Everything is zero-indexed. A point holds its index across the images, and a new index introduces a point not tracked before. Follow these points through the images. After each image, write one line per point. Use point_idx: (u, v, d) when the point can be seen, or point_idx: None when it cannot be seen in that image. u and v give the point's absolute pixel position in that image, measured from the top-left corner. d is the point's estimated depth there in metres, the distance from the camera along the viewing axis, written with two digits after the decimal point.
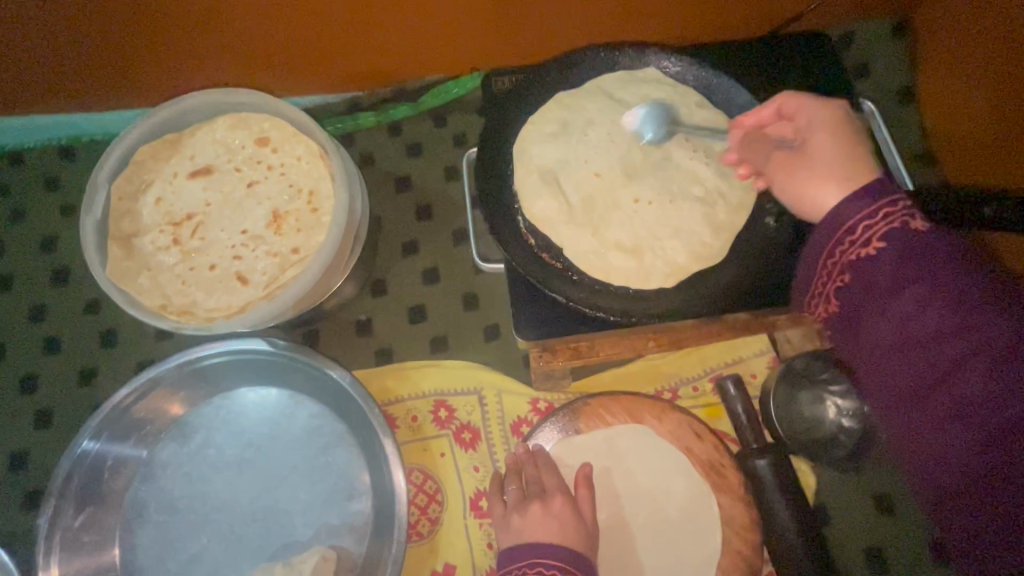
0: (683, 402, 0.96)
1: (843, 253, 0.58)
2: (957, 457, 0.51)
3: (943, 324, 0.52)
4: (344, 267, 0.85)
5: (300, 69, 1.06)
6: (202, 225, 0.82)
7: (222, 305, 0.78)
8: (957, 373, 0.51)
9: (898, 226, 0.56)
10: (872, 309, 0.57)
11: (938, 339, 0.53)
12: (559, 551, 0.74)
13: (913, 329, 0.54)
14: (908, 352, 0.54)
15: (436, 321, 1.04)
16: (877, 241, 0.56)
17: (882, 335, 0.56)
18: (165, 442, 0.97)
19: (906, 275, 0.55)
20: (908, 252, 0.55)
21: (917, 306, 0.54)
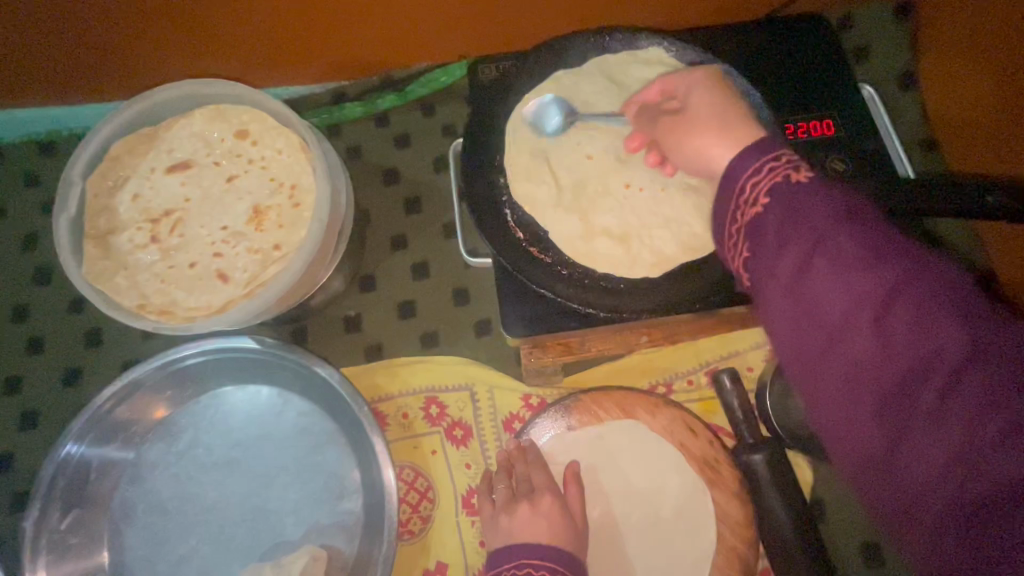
0: (678, 396, 0.94)
1: (739, 214, 0.54)
2: (871, 428, 0.45)
3: (836, 275, 0.47)
4: (329, 263, 0.83)
5: (282, 58, 1.03)
6: (181, 222, 0.80)
7: (202, 305, 0.75)
8: (859, 327, 0.46)
9: (782, 179, 0.52)
10: (763, 271, 0.52)
11: (832, 293, 0.47)
12: (547, 549, 0.73)
13: (806, 286, 0.48)
14: (812, 313, 0.48)
15: (426, 317, 1.02)
16: (762, 198, 0.52)
17: (775, 299, 0.51)
18: (151, 443, 0.96)
19: (790, 226, 0.50)
20: (793, 203, 0.50)
21: (806, 261, 0.48)
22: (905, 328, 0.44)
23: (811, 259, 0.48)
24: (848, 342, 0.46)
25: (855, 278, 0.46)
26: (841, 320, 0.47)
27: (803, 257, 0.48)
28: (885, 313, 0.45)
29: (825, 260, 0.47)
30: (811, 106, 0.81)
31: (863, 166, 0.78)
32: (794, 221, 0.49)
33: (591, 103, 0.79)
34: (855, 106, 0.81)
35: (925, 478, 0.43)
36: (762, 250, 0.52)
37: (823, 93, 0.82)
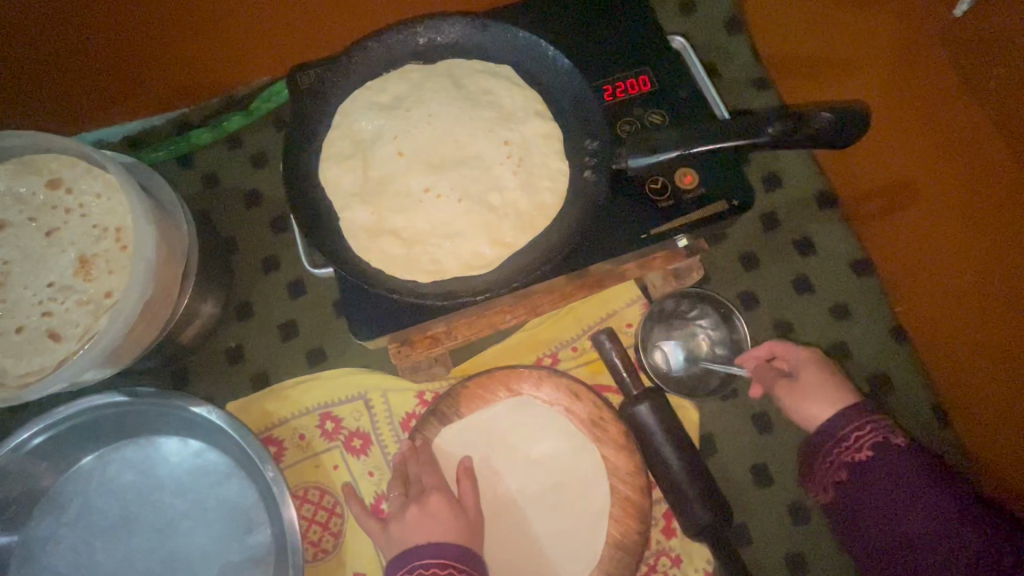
0: (565, 365, 0.97)
1: (840, 455, 0.77)
2: None
3: (911, 506, 0.72)
4: (172, 299, 0.81)
5: (103, 97, 0.98)
6: (1, 286, 0.75)
7: (36, 368, 0.72)
8: (911, 521, 0.72)
9: (877, 441, 0.75)
10: (887, 493, 0.73)
11: (897, 511, 0.73)
12: (438, 548, 0.74)
13: (889, 510, 0.73)
14: (897, 519, 0.73)
15: (311, 334, 1.01)
16: (865, 450, 0.75)
17: (888, 513, 0.73)
18: (38, 519, 0.91)
19: (885, 464, 0.74)
20: (893, 470, 0.74)
21: (899, 484, 0.73)
22: (931, 512, 0.71)
23: (907, 501, 0.73)
24: (903, 525, 0.72)
25: (909, 501, 0.73)
26: (903, 520, 0.73)
27: (895, 492, 0.73)
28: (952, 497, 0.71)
29: (903, 494, 0.73)
30: (624, 65, 0.82)
31: (677, 120, 0.79)
32: (886, 465, 0.74)
33: (411, 96, 0.79)
34: (666, 59, 0.82)
35: None
36: (883, 514, 0.74)
37: (637, 50, 0.83)
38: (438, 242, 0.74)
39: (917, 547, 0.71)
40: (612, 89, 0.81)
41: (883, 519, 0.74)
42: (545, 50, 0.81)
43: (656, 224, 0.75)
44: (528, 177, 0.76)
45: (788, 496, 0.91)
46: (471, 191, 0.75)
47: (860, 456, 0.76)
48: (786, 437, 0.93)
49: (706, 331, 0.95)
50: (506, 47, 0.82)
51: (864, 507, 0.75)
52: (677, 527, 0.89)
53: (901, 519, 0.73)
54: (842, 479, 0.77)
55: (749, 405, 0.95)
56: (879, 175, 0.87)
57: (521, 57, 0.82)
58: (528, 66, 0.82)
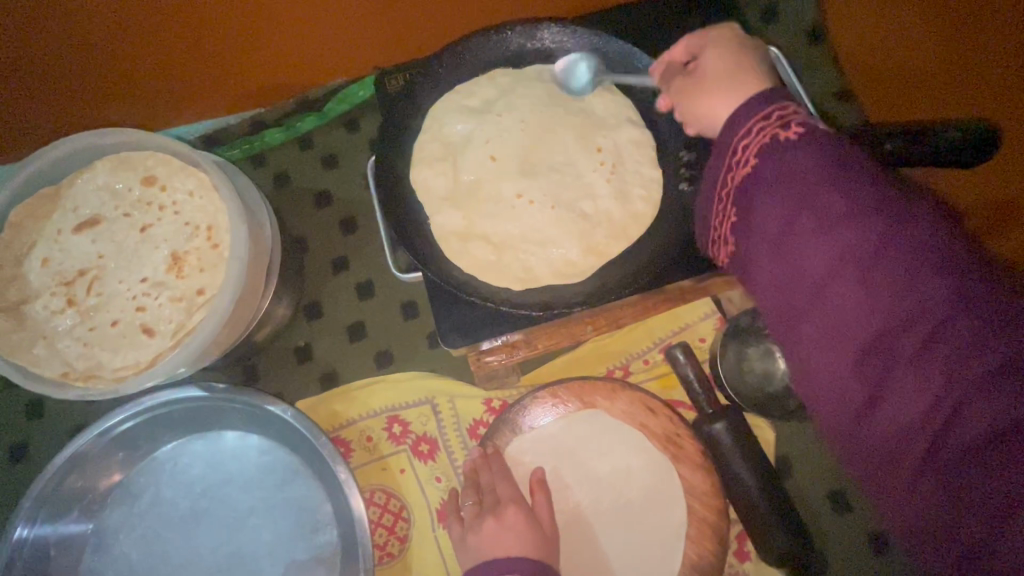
0: (636, 377, 0.95)
1: (731, 178, 0.57)
2: (849, 381, 0.47)
3: (829, 242, 0.48)
4: (258, 297, 0.82)
5: (187, 95, 0.99)
6: (97, 279, 0.77)
7: (131, 362, 0.73)
8: (830, 283, 0.48)
9: (771, 142, 0.54)
10: (760, 222, 0.54)
11: (812, 234, 0.49)
12: (513, 563, 0.73)
13: (792, 221, 0.51)
14: (810, 280, 0.50)
15: (378, 336, 1.01)
16: (752, 158, 0.55)
17: (823, 284, 0.49)
18: (112, 506, 0.93)
19: (796, 180, 0.51)
20: (818, 168, 0.50)
21: (820, 214, 0.49)
22: (888, 393, 0.45)
23: (812, 221, 0.49)
24: (817, 289, 0.49)
25: (820, 228, 0.49)
26: (811, 269, 0.49)
27: (812, 225, 0.49)
28: (913, 317, 0.43)
29: (818, 207, 0.49)
30: None
31: None
32: (823, 175, 0.50)
33: (501, 103, 0.78)
34: None
35: (940, 526, 0.42)
36: (762, 231, 0.54)
37: None
38: (527, 252, 0.73)
39: (853, 399, 0.47)
40: None
41: (776, 241, 0.52)
42: (637, 58, 0.80)
43: None
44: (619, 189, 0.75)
45: (869, 524, 0.88)
46: (561, 201, 0.75)
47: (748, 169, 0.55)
48: None
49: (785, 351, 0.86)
50: None
51: (746, 229, 0.56)
52: (751, 550, 0.87)
53: (808, 260, 0.49)
54: (741, 236, 0.57)
55: None
56: (964, 191, 0.81)
57: (611, 64, 0.81)
58: (618, 74, 0.81)
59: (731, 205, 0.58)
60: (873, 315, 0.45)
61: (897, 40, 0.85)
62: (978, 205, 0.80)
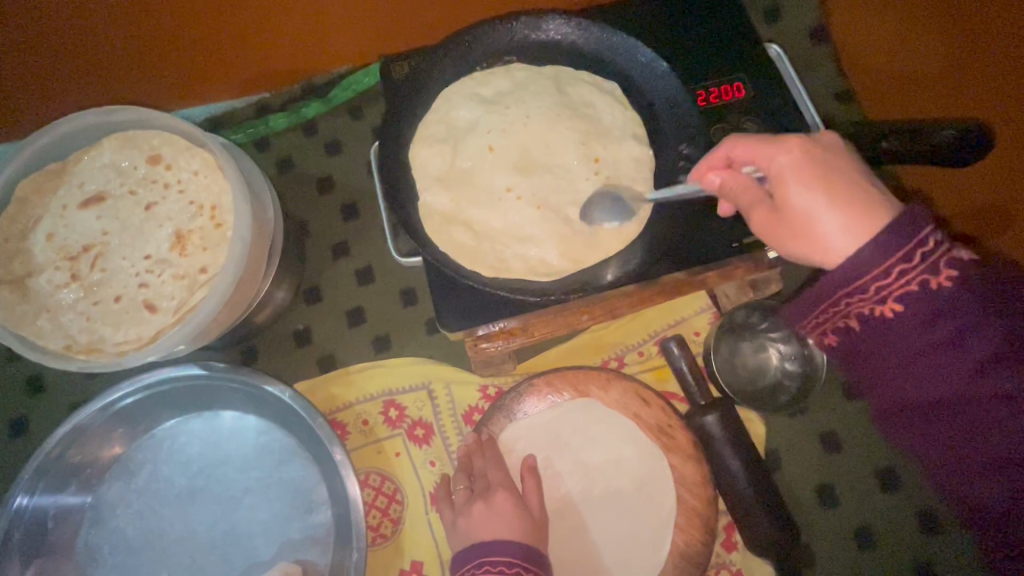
0: (630, 369, 0.96)
1: (855, 305, 0.55)
2: (968, 484, 0.55)
3: (961, 372, 0.52)
4: (259, 278, 0.83)
5: (194, 78, 1.00)
6: (101, 255, 0.77)
7: (132, 338, 0.74)
8: (959, 407, 0.53)
9: (916, 289, 0.52)
10: (896, 353, 0.55)
11: (949, 365, 0.53)
12: (504, 547, 0.74)
13: (930, 352, 0.53)
14: (940, 405, 0.54)
15: (377, 321, 1.02)
16: (893, 300, 0.53)
17: (951, 409, 0.54)
18: (110, 482, 0.94)
19: (935, 321, 0.52)
20: (968, 301, 0.51)
21: (965, 362, 0.52)
22: (1009, 491, 0.52)
23: (949, 353, 0.52)
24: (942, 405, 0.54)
25: (966, 361, 0.52)
26: (940, 392, 0.54)
27: (948, 358, 0.53)
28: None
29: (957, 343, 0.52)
30: (718, 71, 0.81)
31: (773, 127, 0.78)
32: (961, 311, 0.52)
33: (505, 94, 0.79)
34: (762, 66, 0.81)
35: None
36: (894, 353, 0.55)
37: (732, 55, 0.82)
38: (525, 240, 0.75)
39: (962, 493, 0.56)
40: (706, 94, 0.80)
41: (917, 362, 0.54)
42: (640, 51, 0.81)
43: (747, 235, 0.73)
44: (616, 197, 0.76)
45: (855, 519, 0.89)
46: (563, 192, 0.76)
47: (885, 309, 0.54)
48: (855, 459, 0.91)
49: (778, 345, 0.92)
50: (599, 47, 0.83)
51: (871, 344, 0.56)
52: (738, 541, 0.88)
53: (938, 384, 0.54)
54: (858, 352, 0.58)
55: (817, 424, 0.93)
56: (964, 196, 0.82)
57: (614, 57, 0.83)
58: (621, 68, 0.82)
59: (848, 316, 0.56)
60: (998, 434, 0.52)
61: (899, 45, 0.86)
62: (971, 206, 0.81)
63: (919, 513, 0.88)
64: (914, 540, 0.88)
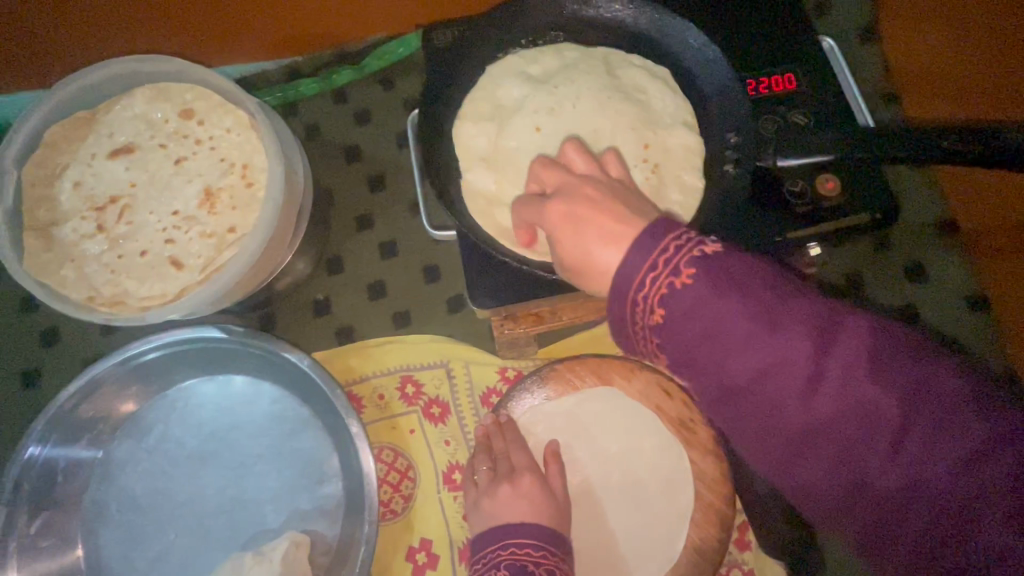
0: None
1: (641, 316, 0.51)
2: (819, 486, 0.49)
3: (820, 405, 0.47)
4: (287, 243, 0.81)
5: (230, 36, 0.98)
6: (129, 208, 0.76)
7: (157, 293, 0.72)
8: (860, 459, 0.46)
9: (857, 331, 0.47)
10: (722, 354, 0.49)
11: (790, 393, 0.47)
12: (537, 530, 0.73)
13: (729, 347, 0.48)
14: (739, 381, 0.49)
15: (398, 296, 1.00)
16: (827, 338, 0.47)
17: (775, 410, 0.48)
18: (120, 440, 0.93)
19: (851, 368, 0.46)
20: (873, 349, 0.47)
21: (807, 369, 0.47)
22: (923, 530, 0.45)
23: (801, 371, 0.47)
24: (824, 437, 0.47)
25: (795, 385, 0.47)
26: (806, 422, 0.47)
27: (777, 364, 0.47)
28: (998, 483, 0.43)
29: (823, 349, 0.47)
30: (770, 61, 0.79)
31: (817, 119, 0.76)
32: (747, 292, 0.48)
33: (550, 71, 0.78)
34: (813, 58, 0.79)
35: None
36: (716, 350, 0.49)
37: (783, 45, 0.80)
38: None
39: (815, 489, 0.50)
40: (756, 84, 0.78)
41: (752, 383, 0.49)
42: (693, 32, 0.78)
43: (790, 229, 0.72)
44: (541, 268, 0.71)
45: None
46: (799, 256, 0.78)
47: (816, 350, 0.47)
48: None
49: None
50: (651, 28, 0.81)
51: (683, 352, 0.50)
52: (752, 540, 0.87)
53: (786, 405, 0.48)
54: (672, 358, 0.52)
55: None
56: None
57: (665, 39, 0.81)
58: (670, 50, 0.80)
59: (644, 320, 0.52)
60: (913, 488, 0.45)
61: None
62: None
63: None
64: None
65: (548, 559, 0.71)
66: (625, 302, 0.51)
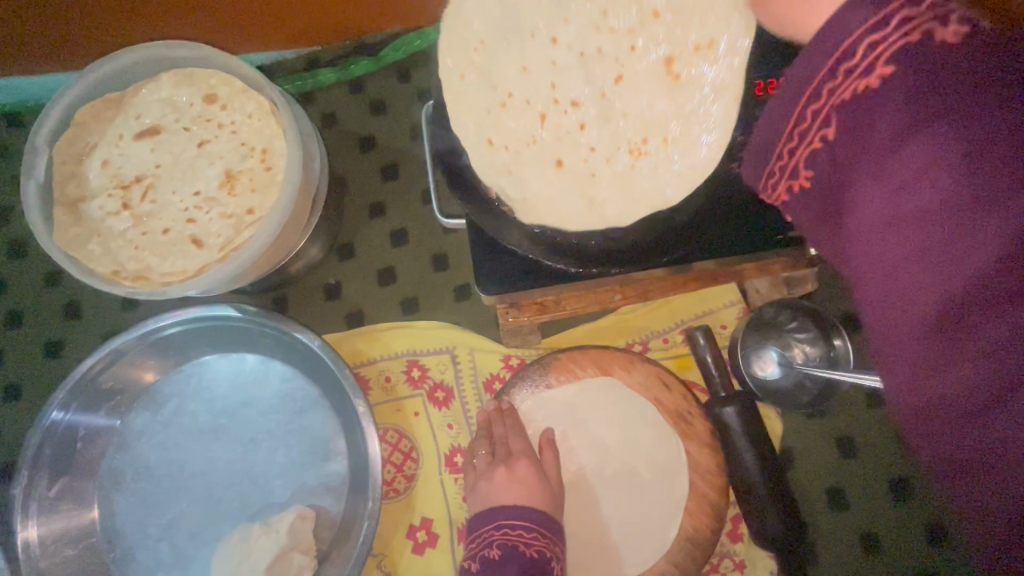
0: (653, 355, 0.96)
1: (804, 130, 0.40)
2: (933, 381, 0.35)
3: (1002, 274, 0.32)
4: (301, 226, 0.84)
5: (253, 27, 1.01)
6: (153, 187, 0.79)
7: (178, 270, 0.76)
8: None
9: None
10: (871, 162, 0.36)
11: (967, 240, 0.32)
12: (529, 513, 0.77)
13: (892, 179, 0.35)
14: (863, 159, 0.37)
15: (407, 282, 1.03)
16: None
17: (883, 238, 0.36)
18: (138, 411, 0.97)
19: None
20: None
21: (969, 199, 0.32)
22: None
23: (985, 194, 0.32)
24: None
25: (959, 216, 0.33)
26: (955, 253, 0.33)
27: (980, 215, 0.32)
28: None
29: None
30: None
31: None
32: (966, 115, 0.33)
33: None
34: None
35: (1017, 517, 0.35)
36: (862, 147, 0.37)
37: None
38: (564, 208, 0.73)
39: (916, 387, 0.36)
40: None
41: (882, 181, 0.36)
42: None
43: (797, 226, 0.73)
44: (666, 34, 0.72)
45: (863, 523, 0.90)
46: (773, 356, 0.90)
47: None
48: (870, 466, 0.91)
49: (802, 346, 0.91)
50: None
51: (832, 178, 0.40)
52: (744, 532, 0.89)
53: (967, 269, 0.33)
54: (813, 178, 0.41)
55: (835, 428, 0.93)
56: None
57: None
58: None
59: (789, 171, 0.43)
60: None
61: None
62: None
63: (927, 525, 0.89)
64: (919, 549, 0.88)
65: (538, 540, 0.75)
66: (778, 138, 0.42)
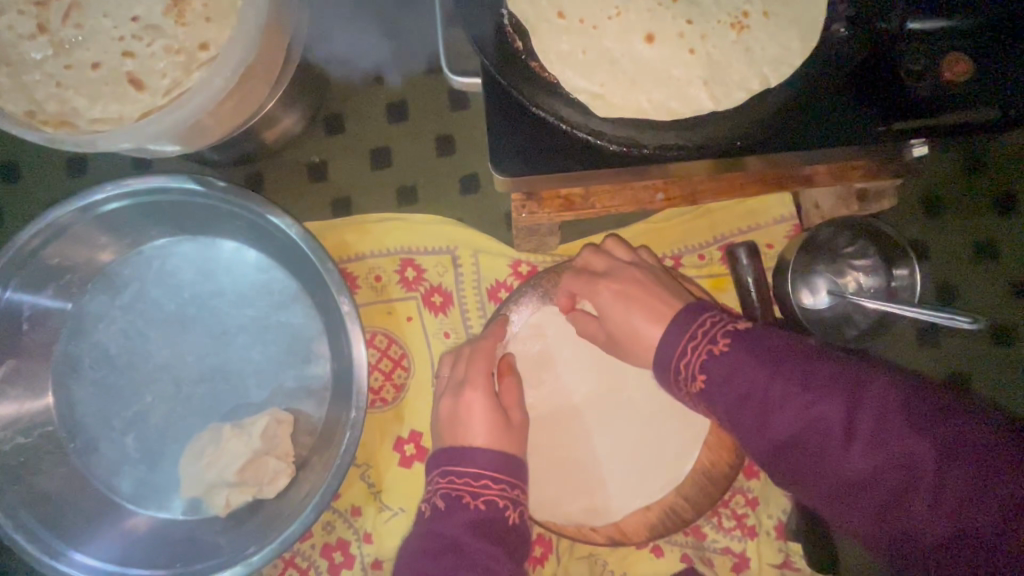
0: (685, 272, 0.84)
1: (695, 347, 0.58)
2: (855, 479, 0.48)
3: (934, 513, 0.45)
4: (269, 76, 0.67)
5: None
6: (77, 7, 0.61)
7: (111, 116, 0.60)
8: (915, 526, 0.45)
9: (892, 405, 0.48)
10: (766, 402, 0.52)
11: (842, 450, 0.48)
12: (485, 457, 0.66)
13: (813, 406, 0.49)
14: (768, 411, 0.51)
15: (406, 168, 0.87)
16: (861, 390, 0.49)
17: (784, 427, 0.51)
18: (93, 293, 0.85)
19: (915, 428, 0.46)
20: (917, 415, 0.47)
21: (829, 419, 0.48)
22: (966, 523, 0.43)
23: (840, 415, 0.48)
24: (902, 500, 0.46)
25: (833, 432, 0.48)
26: (832, 453, 0.48)
27: (865, 447, 0.47)
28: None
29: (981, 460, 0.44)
30: None
31: None
32: (812, 361, 0.52)
33: None
34: None
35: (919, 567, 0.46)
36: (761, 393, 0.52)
37: None
38: (600, 76, 0.57)
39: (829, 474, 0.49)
40: None
41: (779, 409, 0.51)
42: None
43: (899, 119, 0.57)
44: None
45: None
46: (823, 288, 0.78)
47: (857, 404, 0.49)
48: None
49: (858, 274, 0.79)
50: None
51: (732, 397, 0.54)
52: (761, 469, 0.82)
53: (824, 403, 0.49)
54: (705, 378, 0.56)
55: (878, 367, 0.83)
56: None
57: None
58: None
59: (707, 345, 0.57)
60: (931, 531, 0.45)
61: None
62: None
63: None
64: None
65: (490, 487, 0.65)
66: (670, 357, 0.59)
